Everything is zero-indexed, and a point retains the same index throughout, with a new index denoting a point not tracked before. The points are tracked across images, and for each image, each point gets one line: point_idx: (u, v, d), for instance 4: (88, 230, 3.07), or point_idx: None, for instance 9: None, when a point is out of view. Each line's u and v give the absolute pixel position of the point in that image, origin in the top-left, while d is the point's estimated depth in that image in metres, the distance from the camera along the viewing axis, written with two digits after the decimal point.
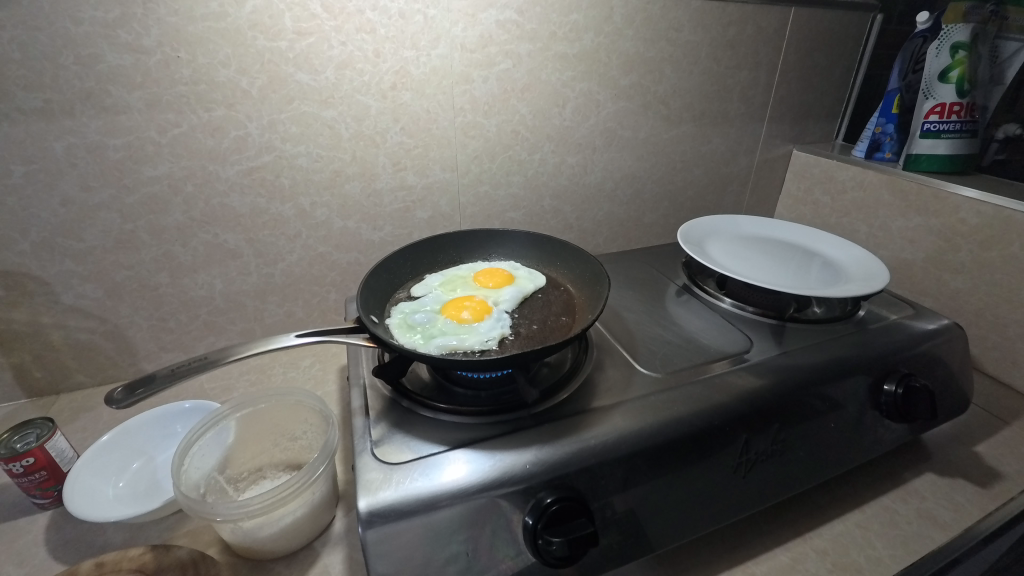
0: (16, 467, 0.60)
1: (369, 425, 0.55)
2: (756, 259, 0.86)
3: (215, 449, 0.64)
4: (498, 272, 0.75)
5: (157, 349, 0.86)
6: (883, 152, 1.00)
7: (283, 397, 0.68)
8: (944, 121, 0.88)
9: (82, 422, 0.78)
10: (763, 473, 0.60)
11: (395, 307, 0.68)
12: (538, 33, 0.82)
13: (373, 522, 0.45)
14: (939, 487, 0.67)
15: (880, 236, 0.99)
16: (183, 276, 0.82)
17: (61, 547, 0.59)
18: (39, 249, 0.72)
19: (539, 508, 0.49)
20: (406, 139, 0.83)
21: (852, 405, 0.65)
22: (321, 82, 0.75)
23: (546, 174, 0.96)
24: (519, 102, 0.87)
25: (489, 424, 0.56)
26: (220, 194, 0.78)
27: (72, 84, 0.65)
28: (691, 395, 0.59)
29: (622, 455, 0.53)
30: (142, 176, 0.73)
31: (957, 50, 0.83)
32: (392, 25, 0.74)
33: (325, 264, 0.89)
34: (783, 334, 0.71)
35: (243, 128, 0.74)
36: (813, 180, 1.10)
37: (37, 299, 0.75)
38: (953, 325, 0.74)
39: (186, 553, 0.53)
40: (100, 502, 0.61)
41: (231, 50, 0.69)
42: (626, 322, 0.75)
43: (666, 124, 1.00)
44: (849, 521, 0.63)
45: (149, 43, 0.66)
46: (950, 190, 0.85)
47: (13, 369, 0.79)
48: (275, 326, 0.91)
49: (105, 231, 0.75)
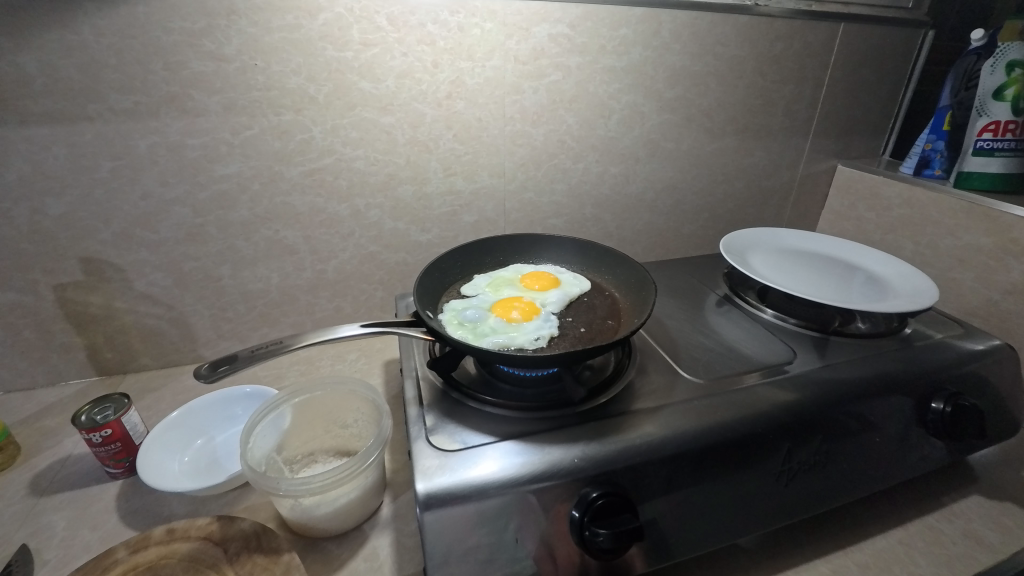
0: (95, 438, 0.65)
1: (423, 414, 0.58)
2: (800, 272, 0.86)
3: (274, 432, 0.68)
4: (544, 275, 0.77)
5: (216, 337, 0.91)
6: (933, 168, 0.99)
7: (337, 386, 0.72)
8: (997, 139, 0.86)
9: (147, 402, 0.84)
10: (806, 483, 0.60)
11: (447, 304, 0.71)
12: (587, 46, 0.85)
13: (430, 505, 0.48)
14: (986, 510, 0.66)
15: (927, 254, 0.98)
16: (243, 269, 0.87)
17: (131, 515, 0.64)
18: (118, 239, 0.78)
19: (585, 502, 0.51)
20: (457, 145, 0.87)
21: (897, 421, 0.64)
22: (381, 90, 0.79)
23: (588, 183, 0.98)
24: (566, 112, 0.90)
25: (537, 419, 0.58)
26: (283, 193, 0.82)
27: (159, 87, 0.71)
28: (734, 402, 0.60)
29: (666, 456, 0.54)
30: (215, 174, 0.78)
31: (1012, 68, 0.82)
32: (451, 37, 0.78)
33: (374, 263, 0.93)
34: (826, 347, 0.71)
35: (308, 132, 0.79)
36: (858, 196, 1.10)
37: (114, 284, 0.81)
38: (1004, 346, 0.73)
39: (248, 525, 0.57)
40: (168, 474, 0.65)
41: (302, 60, 0.74)
42: (668, 329, 0.77)
43: (709, 136, 1.01)
44: (891, 537, 0.63)
45: (229, 51, 0.71)
46: (1002, 209, 0.84)
47: (87, 349, 0.85)
48: (324, 319, 0.96)
49: (178, 224, 0.80)
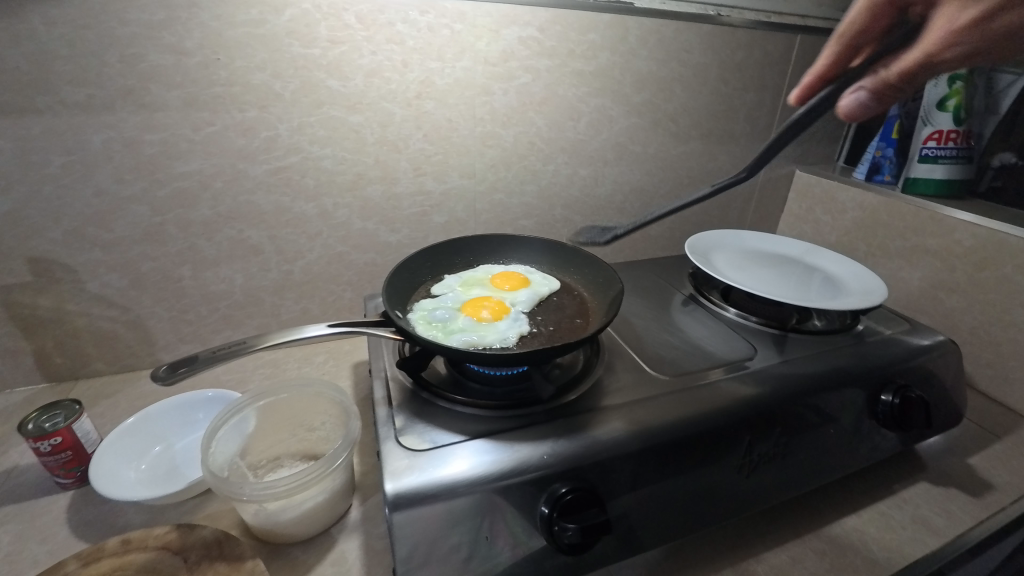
0: (44, 446, 0.62)
1: (392, 415, 0.58)
2: (761, 273, 0.89)
3: (237, 436, 0.66)
4: (514, 275, 0.78)
5: (175, 340, 0.88)
6: (883, 174, 1.04)
7: (304, 388, 0.70)
8: (940, 147, 0.92)
9: (101, 408, 0.80)
10: (766, 474, 0.62)
11: (417, 304, 0.71)
12: (557, 50, 0.86)
13: (399, 506, 0.47)
14: (932, 496, 0.69)
15: (878, 255, 1.03)
16: (205, 270, 0.84)
17: (83, 527, 0.61)
18: (69, 238, 0.75)
19: (554, 498, 0.51)
20: (427, 146, 0.86)
21: (851, 413, 0.68)
22: (350, 88, 0.78)
23: (558, 184, 0.99)
24: (536, 115, 0.91)
25: (506, 418, 0.58)
26: (248, 191, 0.80)
27: (115, 80, 0.68)
28: (698, 397, 0.62)
29: (634, 450, 0.55)
30: (174, 171, 0.76)
31: (954, 81, 0.88)
32: (420, 37, 0.78)
33: (342, 263, 0.92)
34: (785, 344, 0.74)
35: (273, 129, 0.77)
36: (815, 200, 1.14)
37: (64, 285, 0.78)
38: (946, 342, 0.77)
39: (210, 533, 0.55)
40: (123, 483, 0.63)
41: (267, 55, 0.73)
42: (635, 328, 0.78)
43: (675, 141, 1.04)
44: (846, 524, 0.65)
45: (190, 45, 0.69)
46: (946, 213, 0.90)
47: (34, 354, 0.81)
48: (290, 321, 0.94)
49: (135, 222, 0.77)
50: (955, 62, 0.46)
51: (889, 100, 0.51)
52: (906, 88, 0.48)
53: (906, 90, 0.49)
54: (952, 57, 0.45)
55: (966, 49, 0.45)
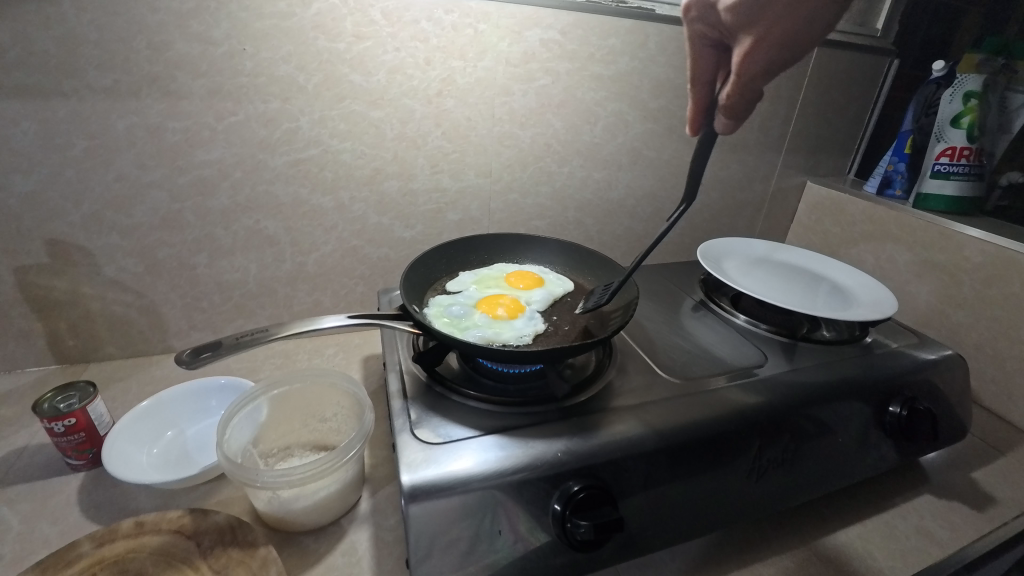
0: (58, 427, 0.62)
1: (407, 407, 0.59)
2: (771, 281, 0.90)
3: (250, 424, 0.66)
4: (529, 275, 0.78)
5: (187, 328, 0.88)
6: (894, 189, 1.04)
7: (318, 379, 0.71)
8: (953, 163, 0.92)
9: (112, 392, 0.80)
10: (774, 480, 0.63)
11: (432, 300, 0.71)
12: (577, 53, 0.87)
13: (416, 497, 0.48)
14: (936, 508, 0.70)
15: (886, 268, 1.03)
16: (220, 258, 0.84)
17: (95, 509, 0.61)
18: (88, 221, 0.75)
19: (566, 495, 0.51)
20: (445, 143, 0.87)
21: (858, 423, 0.68)
22: (372, 83, 0.79)
23: (572, 187, 1.00)
24: (554, 117, 0.91)
25: (520, 414, 0.59)
26: (267, 182, 0.81)
27: (142, 67, 0.69)
28: (710, 400, 0.62)
29: (646, 451, 0.56)
30: (196, 159, 0.76)
31: (969, 98, 0.89)
32: (443, 36, 0.79)
33: (356, 257, 0.92)
34: (794, 352, 0.75)
35: (295, 121, 0.78)
36: (824, 211, 1.15)
37: (81, 268, 0.78)
38: (954, 356, 0.78)
39: (223, 518, 0.56)
40: (136, 466, 0.63)
41: (293, 47, 0.73)
42: (646, 331, 0.79)
43: (688, 148, 1.05)
44: (851, 532, 0.66)
45: (217, 34, 0.70)
46: (955, 229, 0.90)
47: (47, 336, 0.81)
48: (301, 313, 0.94)
49: (154, 208, 0.78)
50: (752, 78, 0.50)
51: (748, 110, 0.54)
52: (739, 104, 0.52)
53: (735, 106, 0.53)
54: (756, 75, 0.50)
55: (758, 66, 0.49)
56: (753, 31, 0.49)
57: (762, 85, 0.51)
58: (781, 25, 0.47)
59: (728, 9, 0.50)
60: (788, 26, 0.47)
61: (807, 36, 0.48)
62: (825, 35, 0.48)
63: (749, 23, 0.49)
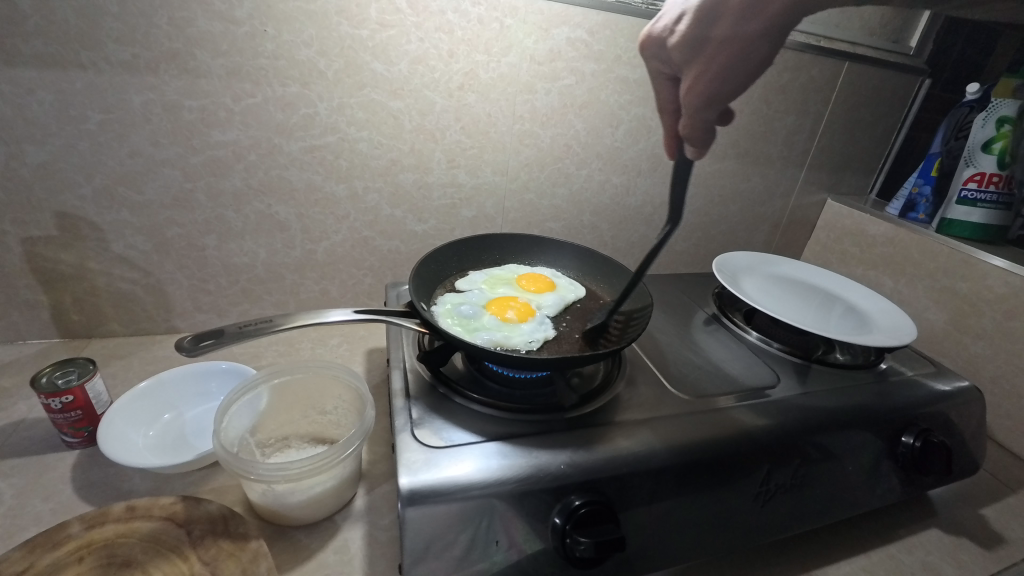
0: (56, 403, 0.61)
1: (409, 407, 0.58)
2: (786, 299, 0.88)
3: (249, 413, 0.65)
4: (541, 278, 0.77)
5: (192, 309, 0.88)
6: (917, 213, 1.02)
7: (320, 371, 0.69)
8: (981, 190, 0.90)
9: (113, 368, 0.80)
10: (780, 505, 0.61)
11: (442, 297, 0.70)
12: (604, 54, 0.85)
13: (414, 501, 0.47)
14: (943, 545, 0.68)
15: (904, 293, 1.01)
16: (230, 241, 0.83)
17: (88, 488, 0.60)
18: (99, 196, 0.75)
19: (568, 510, 0.50)
20: (464, 138, 0.86)
21: (870, 452, 0.66)
22: (394, 73, 0.77)
23: (589, 190, 0.98)
24: (576, 118, 0.90)
25: (524, 422, 0.58)
26: (281, 166, 0.80)
27: (161, 43, 0.68)
28: (719, 420, 0.60)
29: (652, 468, 0.54)
30: (211, 139, 0.75)
31: (1002, 123, 0.86)
32: (469, 29, 0.77)
33: (366, 248, 0.91)
34: (807, 374, 0.73)
35: (313, 107, 0.77)
36: (844, 231, 1.13)
37: (89, 243, 0.77)
38: (971, 389, 0.76)
39: (216, 508, 0.55)
40: (131, 447, 0.62)
41: (315, 32, 0.72)
42: (656, 343, 0.77)
43: (710, 157, 1.03)
44: (855, 564, 0.64)
45: (240, 14, 0.68)
46: (979, 258, 0.88)
47: (52, 308, 0.81)
48: (308, 301, 0.93)
49: (165, 186, 0.77)
50: (698, 109, 0.49)
51: (710, 136, 0.52)
52: (698, 134, 0.52)
53: (694, 135, 0.52)
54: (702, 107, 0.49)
55: (701, 97, 0.48)
56: (698, 63, 0.48)
57: (713, 114, 0.50)
58: (717, 61, 0.46)
59: (673, 46, 0.49)
60: (724, 61, 0.46)
61: (746, 70, 0.46)
62: (768, 64, 0.46)
63: (692, 58, 0.48)
